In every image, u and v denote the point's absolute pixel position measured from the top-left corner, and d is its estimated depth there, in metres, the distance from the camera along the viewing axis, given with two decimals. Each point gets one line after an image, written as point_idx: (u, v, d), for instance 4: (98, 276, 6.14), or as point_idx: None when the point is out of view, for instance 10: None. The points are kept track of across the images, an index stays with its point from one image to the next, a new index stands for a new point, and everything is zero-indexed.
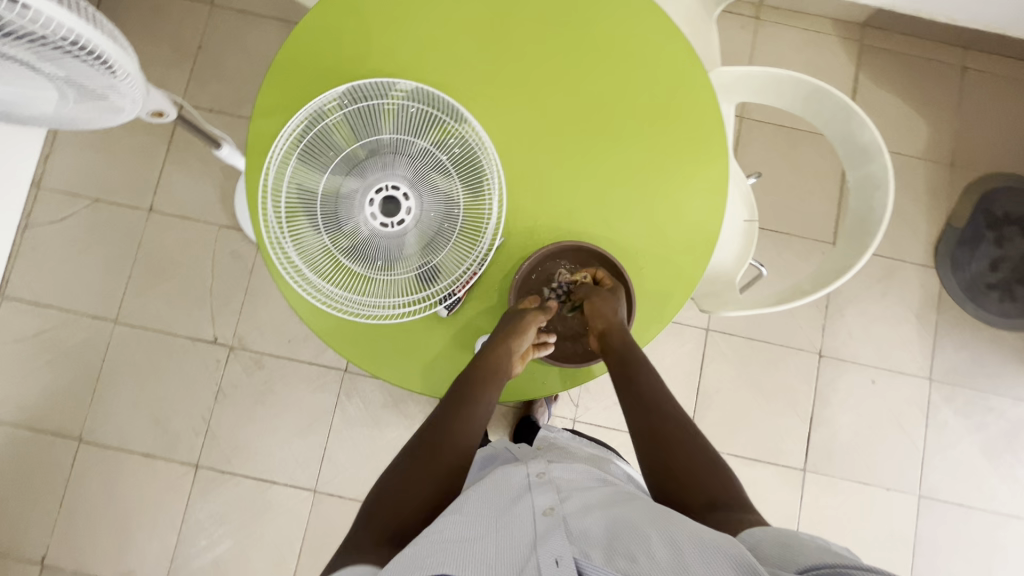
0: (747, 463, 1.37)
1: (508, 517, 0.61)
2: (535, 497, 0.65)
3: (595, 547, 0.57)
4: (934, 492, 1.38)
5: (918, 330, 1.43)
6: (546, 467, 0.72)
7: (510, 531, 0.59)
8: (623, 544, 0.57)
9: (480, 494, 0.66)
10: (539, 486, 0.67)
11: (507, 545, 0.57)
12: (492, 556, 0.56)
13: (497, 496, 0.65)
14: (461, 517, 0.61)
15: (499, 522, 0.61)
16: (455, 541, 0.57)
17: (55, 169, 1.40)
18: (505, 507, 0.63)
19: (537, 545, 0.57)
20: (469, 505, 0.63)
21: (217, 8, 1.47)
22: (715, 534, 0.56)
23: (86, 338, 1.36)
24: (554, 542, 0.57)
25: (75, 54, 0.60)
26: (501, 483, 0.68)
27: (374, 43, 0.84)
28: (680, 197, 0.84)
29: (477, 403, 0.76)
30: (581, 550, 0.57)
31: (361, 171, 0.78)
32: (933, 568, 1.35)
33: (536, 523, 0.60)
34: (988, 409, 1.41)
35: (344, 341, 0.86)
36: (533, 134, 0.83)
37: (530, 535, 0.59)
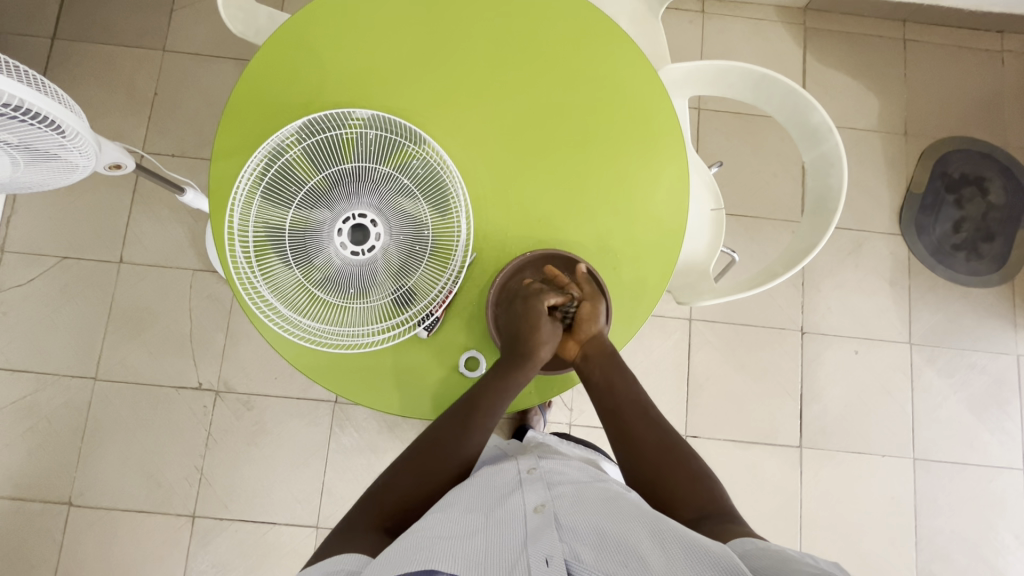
0: (744, 446, 1.39)
1: (498, 515, 0.62)
2: (525, 495, 0.65)
3: (586, 543, 0.57)
4: (927, 453, 1.40)
5: (893, 297, 1.46)
6: (536, 464, 0.73)
7: (501, 530, 0.60)
8: (614, 542, 0.56)
9: (471, 493, 0.67)
10: (529, 483, 0.68)
11: (497, 544, 0.58)
12: (481, 555, 0.56)
13: (488, 495, 0.66)
14: (451, 518, 0.62)
15: (489, 521, 0.61)
16: (444, 542, 0.57)
17: (18, 231, 1.37)
18: (495, 506, 0.64)
19: (527, 545, 0.57)
20: (458, 506, 0.64)
21: (169, 54, 1.47)
22: (707, 542, 0.55)
23: (67, 399, 1.33)
24: (544, 540, 0.57)
25: (17, 118, 0.60)
26: (492, 481, 0.69)
27: (325, 76, 0.85)
28: (645, 195, 0.86)
29: (473, 424, 0.76)
30: (572, 546, 0.57)
31: (326, 202, 0.77)
32: (937, 527, 1.37)
33: (527, 521, 0.61)
34: (969, 365, 1.44)
35: (327, 373, 0.85)
36: (495, 148, 0.84)
37: (521, 534, 0.59)
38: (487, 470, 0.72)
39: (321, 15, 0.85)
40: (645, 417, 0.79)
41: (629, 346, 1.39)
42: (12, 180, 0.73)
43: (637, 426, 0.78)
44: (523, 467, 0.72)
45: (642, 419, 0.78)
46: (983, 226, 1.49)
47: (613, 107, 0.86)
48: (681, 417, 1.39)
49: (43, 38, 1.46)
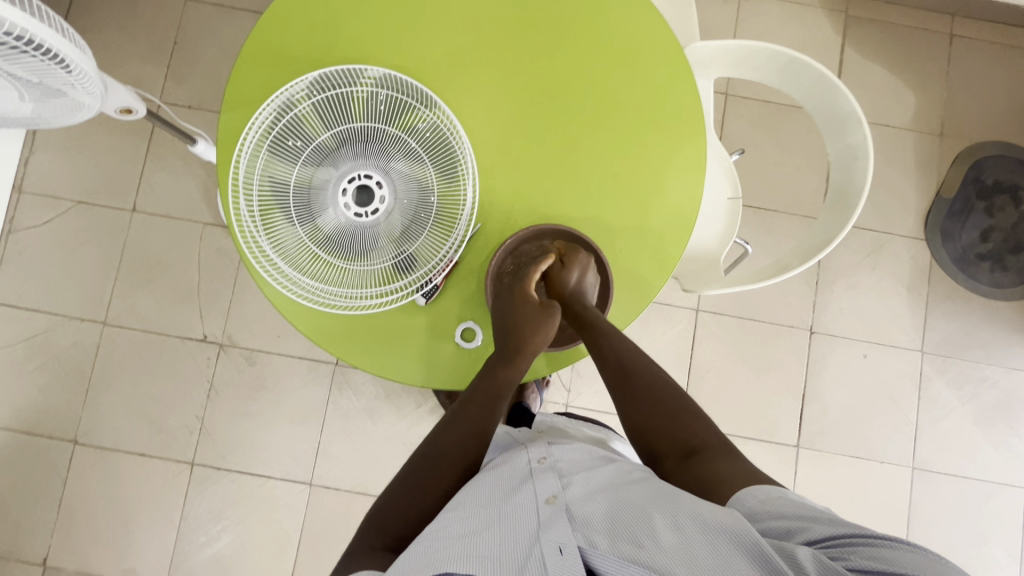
0: (740, 441, 1.37)
1: (510, 509, 0.60)
2: (537, 487, 0.63)
3: (601, 530, 0.56)
4: (927, 464, 1.38)
5: (909, 303, 1.42)
6: (549, 451, 0.71)
7: (512, 524, 0.58)
8: (629, 527, 0.55)
9: (483, 486, 0.66)
10: (540, 473, 0.66)
11: (508, 539, 0.56)
12: (495, 549, 0.56)
13: (500, 489, 0.64)
14: (464, 516, 0.61)
15: (500, 516, 0.60)
16: (456, 543, 0.57)
17: (35, 172, 1.39)
18: (505, 499, 0.62)
19: (540, 536, 0.56)
20: (471, 504, 0.63)
21: (190, 3, 1.45)
22: (721, 512, 0.55)
23: (76, 341, 1.36)
24: (557, 529, 0.56)
25: (22, 50, 0.59)
26: (503, 472, 0.68)
27: (341, 32, 0.83)
28: (658, 176, 0.83)
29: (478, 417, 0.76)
30: (585, 533, 0.55)
31: (334, 161, 0.77)
32: (929, 538, 1.36)
33: (538, 512, 0.60)
34: (980, 379, 1.41)
35: (330, 338, 0.85)
36: (507, 117, 0.82)
37: (533, 525, 0.58)
38: (499, 464, 0.70)
39: None
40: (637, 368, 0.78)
41: (632, 332, 1.38)
42: (20, 114, 0.73)
43: (636, 382, 0.77)
44: (535, 456, 0.71)
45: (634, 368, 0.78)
46: (1012, 237, 1.44)
47: (633, 85, 0.83)
48: None
49: None
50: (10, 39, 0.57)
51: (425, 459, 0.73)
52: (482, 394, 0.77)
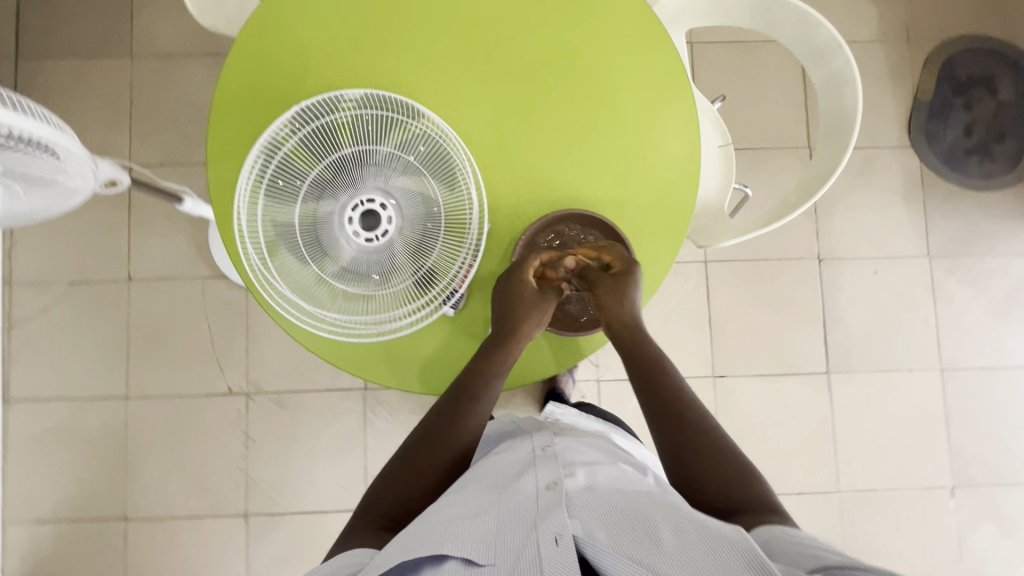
0: (772, 379, 1.40)
1: (511, 494, 0.67)
2: (538, 475, 0.70)
3: (599, 518, 0.61)
4: (954, 363, 1.41)
5: (908, 212, 1.44)
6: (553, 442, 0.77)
7: (514, 510, 0.65)
8: (628, 518, 0.61)
9: (486, 477, 0.73)
10: (543, 463, 0.73)
11: (509, 523, 0.63)
12: (492, 536, 0.62)
13: (504, 478, 0.71)
14: (465, 500, 0.68)
15: (502, 502, 0.66)
16: (459, 523, 0.64)
17: (21, 262, 1.36)
18: (508, 486, 0.69)
19: (538, 522, 0.61)
20: (474, 489, 0.70)
21: (137, 59, 1.42)
22: (724, 526, 0.59)
23: (102, 420, 1.35)
24: (554, 517, 0.61)
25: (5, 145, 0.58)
26: (509, 463, 0.75)
27: (309, 61, 0.81)
28: (652, 143, 0.83)
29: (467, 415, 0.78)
30: (582, 520, 0.61)
31: (332, 193, 0.76)
32: (968, 433, 1.39)
33: (539, 499, 0.66)
34: (989, 271, 1.43)
35: (364, 365, 0.85)
36: (493, 113, 0.81)
37: (533, 511, 0.64)
38: (504, 455, 0.77)
39: None
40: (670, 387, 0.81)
41: None
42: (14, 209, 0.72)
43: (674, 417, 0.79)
44: (541, 447, 0.77)
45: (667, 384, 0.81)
46: (995, 127, 1.45)
47: (610, 54, 0.82)
48: (706, 359, 1.39)
49: (4, 60, 1.40)
50: None
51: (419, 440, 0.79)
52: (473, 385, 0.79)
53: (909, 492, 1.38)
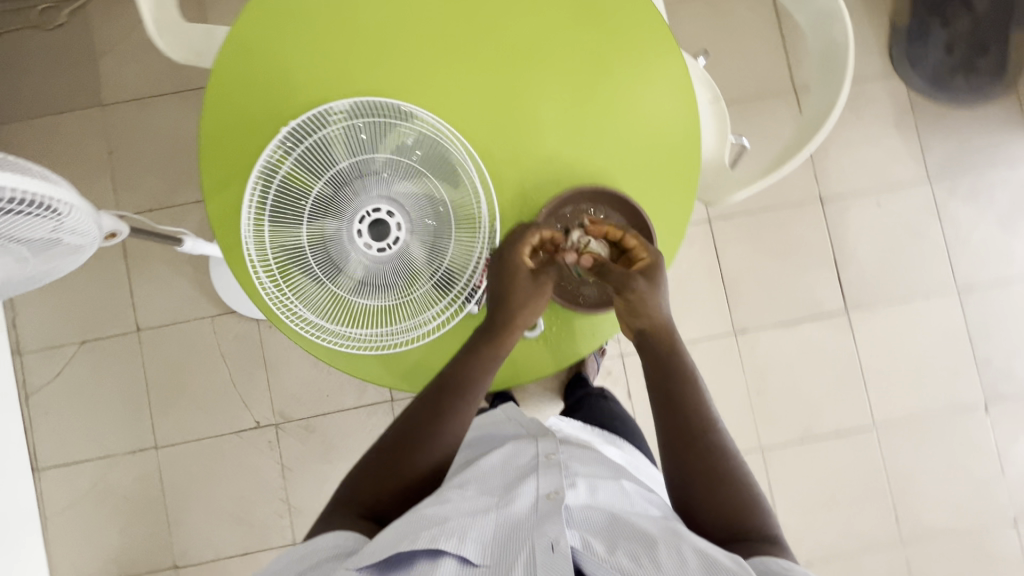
0: (794, 326, 1.39)
1: (511, 497, 0.69)
2: (539, 480, 0.71)
3: (598, 536, 0.65)
4: (970, 281, 1.41)
5: (902, 139, 1.43)
6: (556, 447, 0.78)
7: (513, 515, 0.67)
8: (627, 541, 0.64)
9: (483, 478, 0.74)
10: (546, 467, 0.74)
11: (506, 527, 0.65)
12: (488, 540, 0.64)
13: (504, 481, 0.73)
14: (460, 498, 0.70)
15: (500, 505, 0.68)
16: (458, 520, 0.65)
17: (27, 330, 1.35)
18: (508, 490, 0.71)
19: (536, 529, 0.64)
20: (472, 488, 0.71)
21: (108, 107, 1.39)
22: (721, 554, 0.62)
23: (136, 473, 1.35)
24: (552, 525, 0.63)
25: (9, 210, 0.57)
26: (510, 465, 0.76)
27: (292, 80, 0.80)
28: (647, 107, 0.82)
29: (453, 415, 0.78)
30: (580, 536, 0.64)
31: (337, 208, 0.75)
32: (993, 348, 1.40)
33: (538, 507, 0.67)
34: (991, 185, 1.43)
35: (400, 377, 0.84)
36: (485, 102, 0.80)
37: (532, 518, 0.66)
38: (505, 456, 0.77)
39: (269, 14, 0.80)
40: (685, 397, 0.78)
41: None
42: (18, 275, 0.70)
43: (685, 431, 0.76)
44: (543, 451, 0.78)
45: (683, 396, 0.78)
46: (977, 40, 1.42)
47: (592, 25, 0.81)
48: (724, 317, 1.39)
49: None
50: None
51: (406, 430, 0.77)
52: (466, 377, 0.78)
53: (944, 415, 1.38)
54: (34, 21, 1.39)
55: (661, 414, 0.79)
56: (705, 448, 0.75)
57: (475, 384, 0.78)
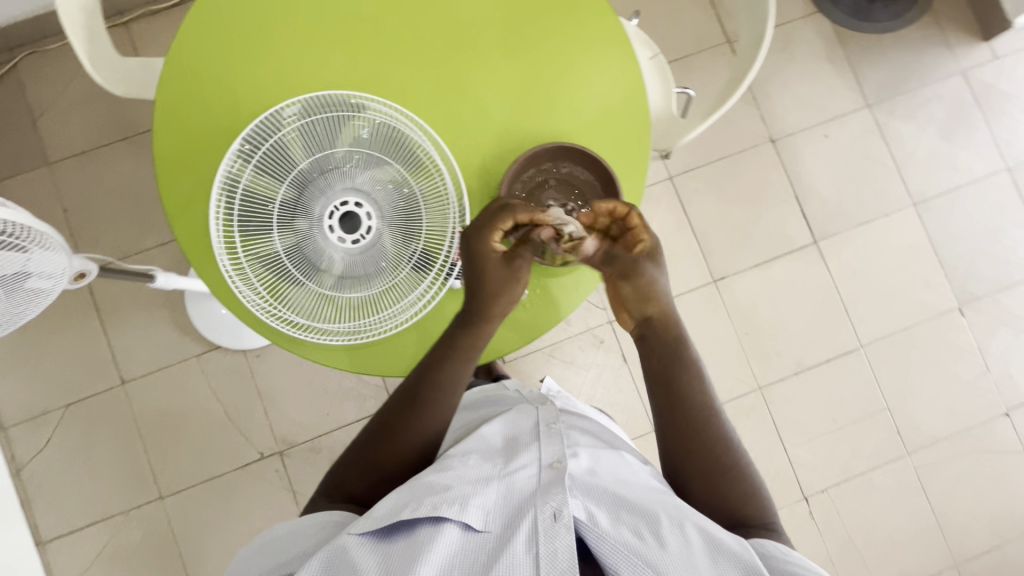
0: (769, 265, 1.44)
1: (514, 468, 0.72)
2: (541, 450, 0.75)
3: (598, 509, 0.68)
4: (924, 195, 1.48)
5: (837, 72, 1.50)
6: (554, 416, 0.81)
7: (516, 484, 0.70)
8: (629, 514, 0.67)
9: (485, 449, 0.77)
10: (546, 437, 0.77)
11: (510, 498, 0.68)
12: (491, 507, 0.68)
13: (506, 452, 0.76)
14: (462, 468, 0.73)
15: (503, 475, 0.72)
16: (461, 489, 0.69)
17: (8, 403, 1.31)
18: (511, 460, 0.74)
19: (538, 497, 0.67)
20: (473, 458, 0.75)
21: (56, 165, 1.37)
22: (718, 531, 0.66)
23: (145, 527, 1.31)
24: (553, 491, 0.67)
25: None
26: (511, 437, 0.79)
27: (239, 93, 0.80)
28: (590, 63, 0.84)
29: (439, 401, 0.78)
30: (583, 507, 0.67)
31: (305, 208, 0.75)
32: (957, 253, 1.46)
33: (540, 475, 0.71)
34: (925, 102, 1.50)
35: (396, 365, 0.83)
36: (433, 83, 0.82)
37: (533, 486, 0.69)
38: (505, 428, 0.81)
39: (207, 34, 0.81)
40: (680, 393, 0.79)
41: None
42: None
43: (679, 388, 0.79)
44: (544, 419, 0.81)
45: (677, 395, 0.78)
46: None
47: None
48: (702, 268, 1.42)
49: None
50: None
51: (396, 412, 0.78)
52: (450, 369, 0.78)
53: (924, 324, 1.44)
54: None
55: (654, 404, 0.81)
56: (699, 444, 0.77)
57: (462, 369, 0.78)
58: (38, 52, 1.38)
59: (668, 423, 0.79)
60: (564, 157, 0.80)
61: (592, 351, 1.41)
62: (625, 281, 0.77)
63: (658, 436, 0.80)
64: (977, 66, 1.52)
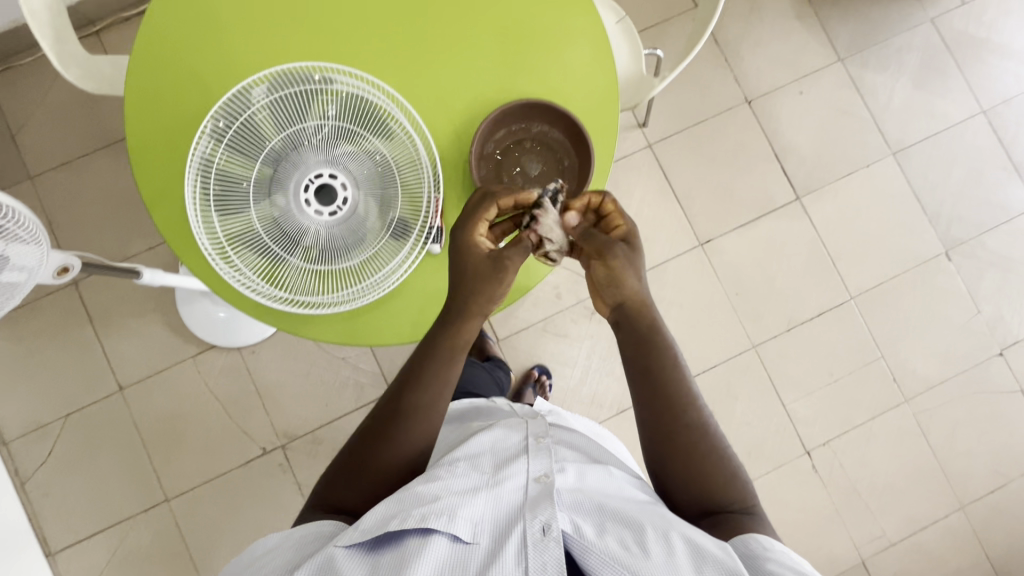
0: (755, 225, 1.44)
1: (502, 478, 0.68)
2: (530, 462, 0.71)
3: (587, 520, 0.64)
4: (902, 143, 1.48)
5: (807, 29, 1.50)
6: (544, 430, 0.78)
7: (506, 496, 0.66)
8: (616, 526, 0.63)
9: (472, 455, 0.72)
10: (536, 450, 0.73)
11: (498, 509, 0.64)
12: (480, 520, 0.63)
13: (494, 462, 0.72)
14: (450, 476, 0.68)
15: (491, 485, 0.67)
16: (449, 499, 0.64)
17: (8, 417, 1.32)
18: (500, 469, 0.70)
19: (527, 511, 0.63)
20: (461, 466, 0.70)
21: (38, 177, 1.38)
22: (712, 542, 0.62)
23: (153, 531, 1.31)
24: (543, 505, 0.63)
25: None
26: (499, 446, 0.75)
27: (208, 77, 0.81)
28: (556, 19, 0.84)
29: (432, 408, 0.73)
30: (571, 519, 0.63)
31: (280, 184, 0.76)
32: (940, 198, 1.47)
33: (528, 489, 0.67)
34: (897, 52, 1.51)
35: (384, 332, 0.84)
36: (398, 52, 0.82)
37: (523, 499, 0.66)
38: (495, 437, 0.76)
39: (171, 21, 0.81)
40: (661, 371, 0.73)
41: (611, 199, 1.42)
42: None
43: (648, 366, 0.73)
44: (534, 431, 0.78)
45: (658, 377, 0.72)
46: None
47: None
48: (688, 233, 1.43)
49: None
50: None
51: (381, 422, 0.73)
52: (432, 375, 0.73)
53: (913, 271, 1.45)
54: None
55: (636, 391, 0.74)
56: (686, 426, 0.72)
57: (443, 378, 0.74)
58: (13, 68, 1.39)
59: (650, 408, 0.73)
60: (536, 115, 0.79)
61: (585, 323, 1.41)
62: (599, 261, 0.73)
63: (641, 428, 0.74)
64: (945, 12, 1.52)
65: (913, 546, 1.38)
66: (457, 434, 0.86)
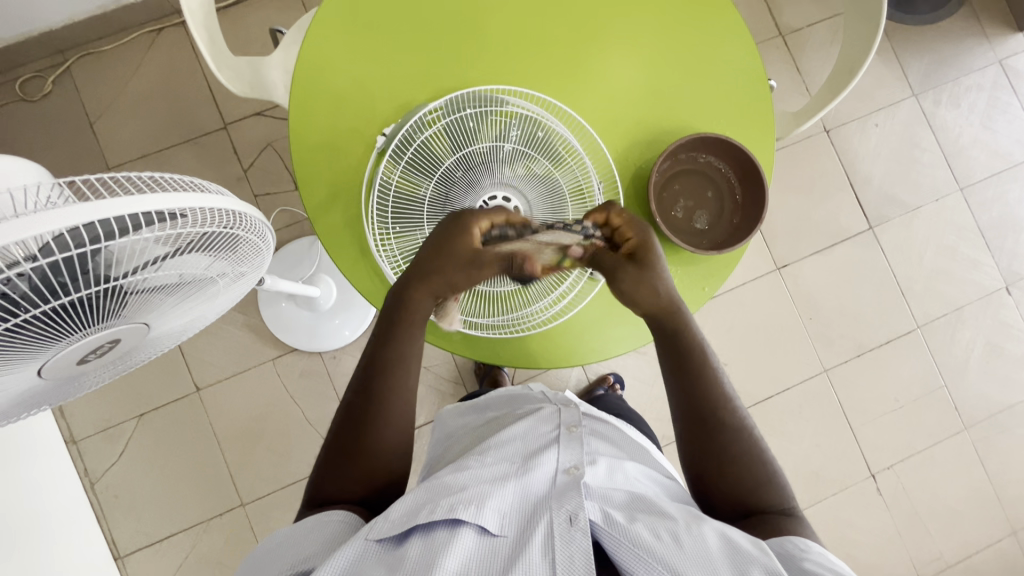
0: (828, 251, 1.48)
1: (531, 467, 0.65)
2: (560, 454, 0.68)
3: (617, 512, 0.60)
4: (970, 180, 1.54)
5: (884, 63, 1.54)
6: (577, 419, 0.74)
7: (531, 486, 0.63)
8: (647, 519, 0.60)
9: (500, 446, 0.69)
10: (567, 440, 0.70)
11: (525, 499, 0.61)
12: (506, 504, 0.60)
13: (523, 449, 0.69)
14: (480, 465, 0.66)
15: (520, 471, 0.64)
16: (477, 488, 0.61)
17: (77, 417, 1.27)
18: (530, 457, 0.67)
19: (553, 500, 0.60)
20: (491, 456, 0.67)
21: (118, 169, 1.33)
22: (745, 537, 0.58)
23: (226, 536, 1.28)
24: (571, 494, 0.60)
25: (213, 240, 0.49)
26: (527, 438, 0.71)
27: (372, 94, 0.80)
28: (711, 56, 0.86)
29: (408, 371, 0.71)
30: (598, 510, 0.59)
31: (453, 205, 0.75)
32: (1002, 234, 1.53)
33: (556, 481, 0.64)
34: (967, 90, 1.56)
35: (547, 354, 0.88)
36: (563, 79, 0.83)
37: (549, 490, 0.62)
38: (528, 425, 0.73)
39: (332, 37, 0.79)
40: (703, 381, 0.72)
41: None
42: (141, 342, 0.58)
43: None
44: (565, 422, 0.74)
45: None
46: None
47: None
48: (766, 257, 1.46)
49: None
50: (215, 227, 0.47)
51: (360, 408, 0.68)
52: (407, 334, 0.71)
53: (974, 304, 1.50)
54: (18, 94, 1.31)
55: (675, 395, 0.74)
56: None
57: (403, 360, 0.70)
58: (92, 54, 1.34)
59: (689, 411, 0.72)
60: (705, 147, 0.83)
61: None
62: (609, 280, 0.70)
63: (678, 427, 0.73)
64: (1012, 54, 1.58)
65: (969, 568, 1.43)
66: (484, 427, 0.82)
